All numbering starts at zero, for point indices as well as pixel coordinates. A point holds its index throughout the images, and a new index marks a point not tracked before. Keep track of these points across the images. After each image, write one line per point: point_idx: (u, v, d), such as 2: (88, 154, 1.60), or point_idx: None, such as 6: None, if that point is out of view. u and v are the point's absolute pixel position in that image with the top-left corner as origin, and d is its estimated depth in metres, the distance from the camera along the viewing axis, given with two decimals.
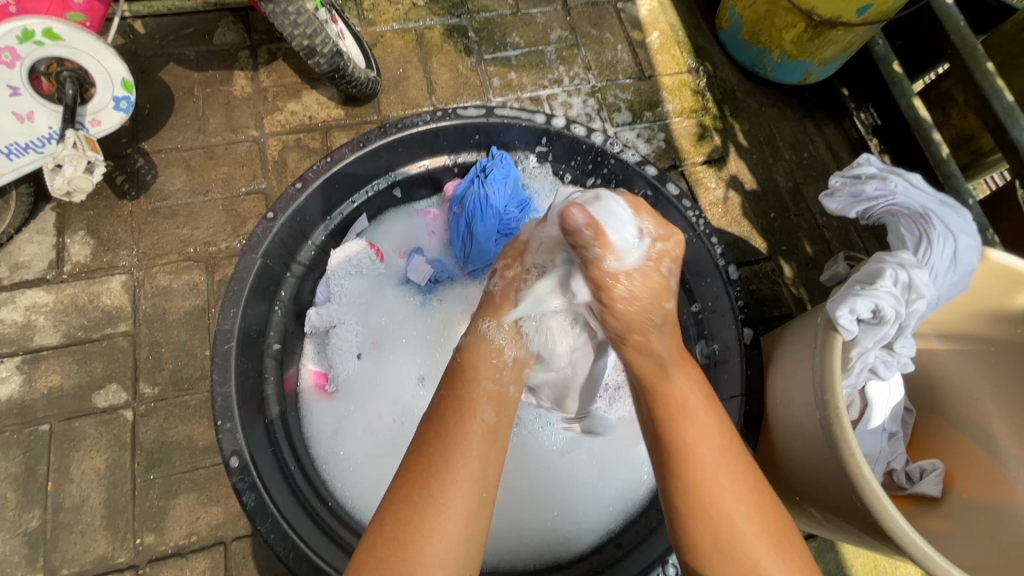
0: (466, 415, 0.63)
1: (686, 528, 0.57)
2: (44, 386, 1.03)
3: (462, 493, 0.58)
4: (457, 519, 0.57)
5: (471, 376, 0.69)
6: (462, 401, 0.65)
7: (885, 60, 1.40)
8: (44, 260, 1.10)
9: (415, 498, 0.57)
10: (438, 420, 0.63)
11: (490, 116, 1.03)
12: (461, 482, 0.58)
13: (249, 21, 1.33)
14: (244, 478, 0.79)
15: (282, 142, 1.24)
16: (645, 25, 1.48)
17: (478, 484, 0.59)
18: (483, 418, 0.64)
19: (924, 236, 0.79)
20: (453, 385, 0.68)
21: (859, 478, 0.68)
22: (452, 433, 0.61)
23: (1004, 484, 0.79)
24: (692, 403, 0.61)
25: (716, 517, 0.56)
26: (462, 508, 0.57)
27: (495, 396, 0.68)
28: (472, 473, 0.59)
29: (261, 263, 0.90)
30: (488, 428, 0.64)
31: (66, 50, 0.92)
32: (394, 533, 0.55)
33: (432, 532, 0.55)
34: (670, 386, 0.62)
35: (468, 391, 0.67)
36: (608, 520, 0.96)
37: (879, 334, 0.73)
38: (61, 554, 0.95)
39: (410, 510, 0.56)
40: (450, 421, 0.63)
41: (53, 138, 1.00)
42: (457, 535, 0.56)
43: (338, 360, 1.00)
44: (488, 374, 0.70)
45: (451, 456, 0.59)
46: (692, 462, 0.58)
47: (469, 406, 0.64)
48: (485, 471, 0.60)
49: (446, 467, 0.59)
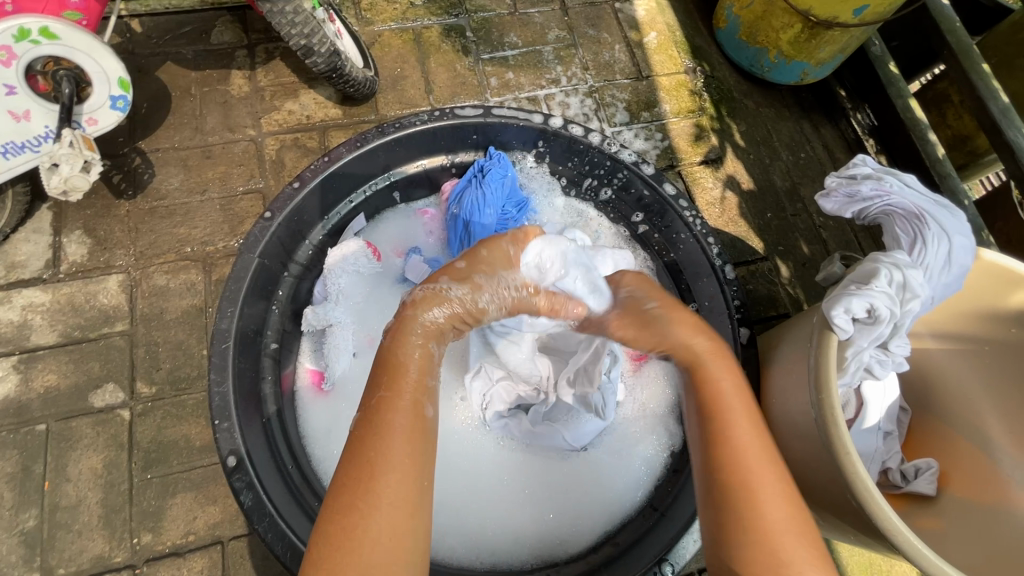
0: (392, 404, 0.61)
1: (716, 515, 0.59)
2: (40, 386, 1.03)
3: (395, 485, 0.56)
4: (398, 513, 0.55)
5: (401, 367, 0.65)
6: (395, 396, 0.61)
7: (882, 60, 1.42)
8: (41, 259, 1.10)
9: (358, 504, 0.54)
10: (363, 410, 0.60)
11: (488, 116, 1.04)
12: (399, 476, 0.56)
13: (246, 20, 1.33)
14: (242, 477, 0.79)
15: (279, 141, 1.24)
16: (643, 25, 1.48)
17: (412, 474, 0.57)
18: (422, 411, 0.62)
19: (920, 236, 0.79)
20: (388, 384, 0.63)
21: (854, 477, 0.68)
22: (388, 425, 0.59)
23: (998, 483, 0.79)
24: (731, 400, 0.65)
25: (745, 498, 0.58)
26: (403, 505, 0.55)
27: (428, 387, 0.64)
28: (404, 463, 0.57)
29: (258, 262, 0.90)
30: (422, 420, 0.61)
31: (62, 49, 0.92)
32: (342, 525, 0.54)
33: (376, 528, 0.53)
34: (711, 376, 0.68)
35: (398, 383, 0.63)
36: (605, 520, 0.96)
37: (874, 334, 0.73)
38: (58, 554, 0.95)
39: (353, 509, 0.54)
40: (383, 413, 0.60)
41: (50, 137, 1.00)
42: (403, 529, 0.54)
43: (334, 359, 0.99)
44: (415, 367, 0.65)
45: (381, 450, 0.57)
46: (729, 443, 0.62)
47: (395, 394, 0.62)
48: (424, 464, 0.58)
49: (383, 463, 0.56)
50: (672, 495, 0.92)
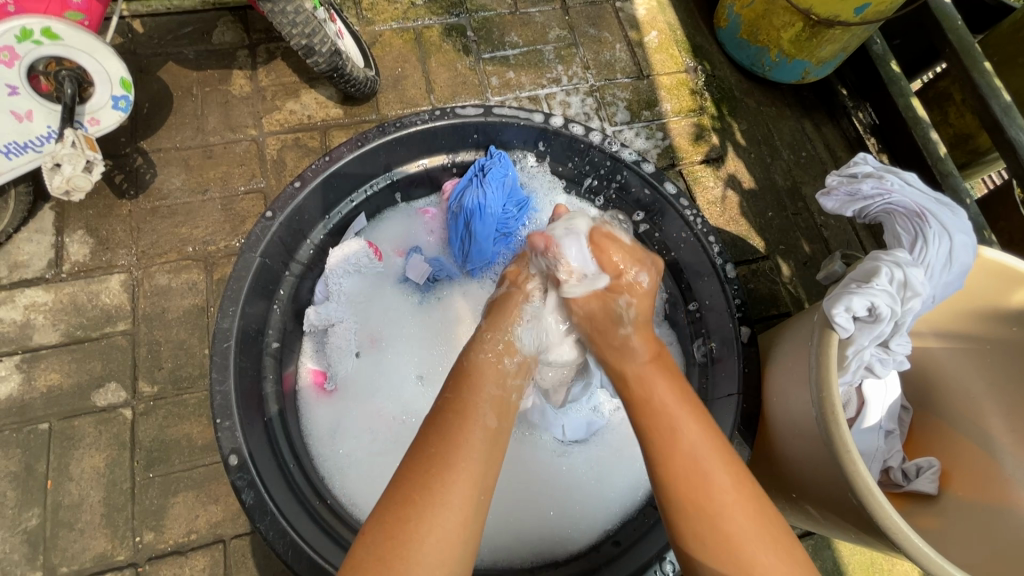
0: (468, 419, 0.64)
1: (682, 523, 0.61)
2: (43, 385, 1.03)
3: (460, 492, 0.59)
4: (454, 515, 0.57)
5: (473, 380, 0.69)
6: (462, 403, 0.66)
7: (884, 59, 1.41)
8: (43, 259, 1.10)
9: (416, 501, 0.57)
10: (439, 420, 0.64)
11: (489, 115, 1.04)
12: (460, 481, 0.59)
13: (247, 20, 1.33)
14: (243, 476, 0.79)
15: (280, 141, 1.25)
16: (644, 24, 1.48)
17: (477, 487, 0.60)
18: (484, 422, 0.65)
19: (920, 235, 0.79)
20: (455, 388, 0.68)
21: (854, 475, 0.68)
22: (454, 432, 0.62)
23: (999, 482, 0.79)
24: (679, 413, 0.66)
25: (709, 507, 0.60)
26: (459, 508, 0.58)
27: (496, 400, 0.69)
28: (471, 476, 0.60)
29: (260, 261, 0.90)
30: (490, 431, 0.65)
31: (64, 50, 0.92)
32: (400, 517, 0.56)
33: (430, 530, 0.56)
34: (657, 393, 0.68)
35: (470, 393, 0.67)
36: (604, 520, 0.96)
37: (874, 333, 0.73)
38: (61, 552, 0.95)
39: (411, 506, 0.57)
40: (453, 421, 0.64)
41: (52, 137, 1.00)
42: (455, 532, 0.57)
43: (337, 358, 1.00)
44: (488, 377, 0.70)
45: (454, 459, 0.60)
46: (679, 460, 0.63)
47: (471, 409, 0.65)
48: (484, 472, 0.61)
49: (447, 467, 0.59)
50: None
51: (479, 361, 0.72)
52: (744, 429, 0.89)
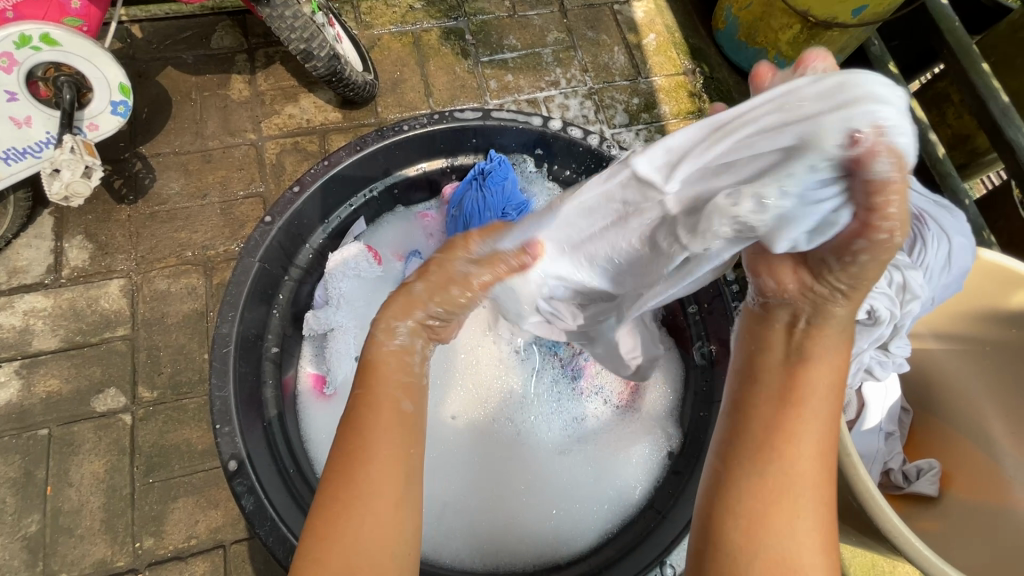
0: (380, 400, 0.58)
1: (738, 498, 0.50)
2: (42, 391, 1.03)
3: (384, 483, 0.53)
4: (383, 507, 0.52)
5: (385, 364, 0.60)
6: (380, 383, 0.59)
7: (882, 60, 1.39)
8: (43, 264, 1.10)
9: (343, 493, 0.52)
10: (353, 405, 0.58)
11: (487, 119, 1.04)
12: (382, 472, 0.53)
13: (246, 25, 1.34)
14: (243, 481, 0.79)
15: (280, 145, 1.25)
16: (642, 26, 1.49)
17: (403, 470, 0.55)
18: (397, 405, 0.58)
19: (919, 237, 0.79)
20: (366, 371, 0.60)
21: (856, 480, 0.68)
22: (374, 412, 0.57)
23: (1000, 484, 0.79)
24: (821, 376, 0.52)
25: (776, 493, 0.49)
26: (387, 505, 0.52)
27: (411, 380, 0.61)
28: (393, 461, 0.54)
29: (259, 267, 0.90)
30: (406, 414, 0.58)
31: (62, 56, 0.92)
32: (326, 531, 0.51)
33: (359, 526, 0.51)
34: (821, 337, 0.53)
35: (379, 375, 0.60)
36: (606, 521, 0.96)
37: (874, 335, 0.74)
38: (61, 558, 0.95)
39: (340, 499, 0.52)
40: (362, 411, 0.57)
41: (51, 142, 1.00)
42: (390, 519, 0.52)
43: (336, 364, 0.99)
44: (399, 362, 0.61)
45: (370, 444, 0.55)
46: (787, 441, 0.50)
47: (381, 388, 0.59)
48: (403, 457, 0.55)
49: (367, 454, 0.54)
50: (674, 497, 0.92)
51: (393, 342, 0.61)
52: None
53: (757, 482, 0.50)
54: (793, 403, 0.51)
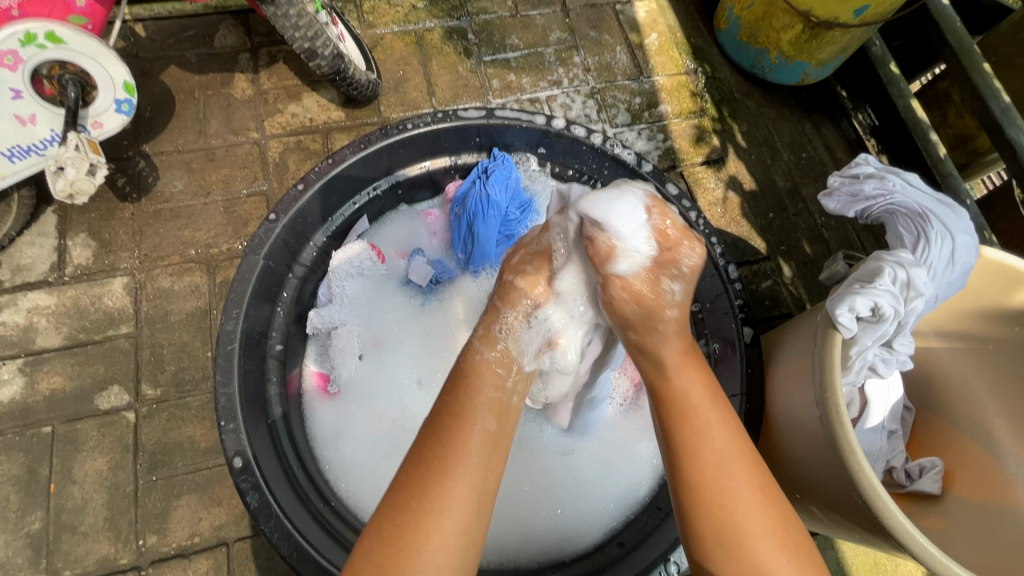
0: (466, 421, 0.63)
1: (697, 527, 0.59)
2: (46, 388, 1.03)
3: (459, 496, 0.58)
4: (454, 524, 0.56)
5: (472, 381, 0.68)
6: (460, 409, 0.65)
7: (882, 61, 1.41)
8: (46, 262, 1.10)
9: (414, 505, 0.56)
10: (437, 426, 0.63)
11: (491, 118, 1.05)
12: (460, 488, 0.58)
13: (249, 24, 1.34)
14: (248, 478, 0.79)
15: (283, 144, 1.25)
16: (644, 26, 1.49)
17: (477, 491, 0.59)
18: (483, 426, 0.64)
19: (923, 235, 0.79)
20: (454, 394, 0.67)
21: (859, 475, 0.68)
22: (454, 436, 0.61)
23: (1002, 482, 0.79)
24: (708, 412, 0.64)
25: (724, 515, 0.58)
26: (456, 523, 0.56)
27: (494, 405, 0.67)
28: (470, 478, 0.59)
29: (264, 264, 0.91)
30: (488, 434, 0.64)
31: (65, 53, 0.92)
32: (391, 539, 0.54)
33: (428, 540, 0.55)
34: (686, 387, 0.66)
35: (465, 396, 0.66)
36: (611, 519, 0.96)
37: (878, 333, 0.74)
38: (64, 555, 0.95)
39: (408, 513, 0.56)
40: (449, 426, 0.63)
41: (55, 140, 1.00)
42: (458, 538, 0.56)
43: (340, 361, 1.00)
44: (487, 381, 0.69)
45: (452, 463, 0.59)
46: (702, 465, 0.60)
47: (468, 412, 0.64)
48: (484, 476, 0.60)
49: (445, 472, 0.59)
50: None
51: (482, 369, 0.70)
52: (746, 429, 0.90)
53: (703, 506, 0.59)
54: (692, 431, 0.63)
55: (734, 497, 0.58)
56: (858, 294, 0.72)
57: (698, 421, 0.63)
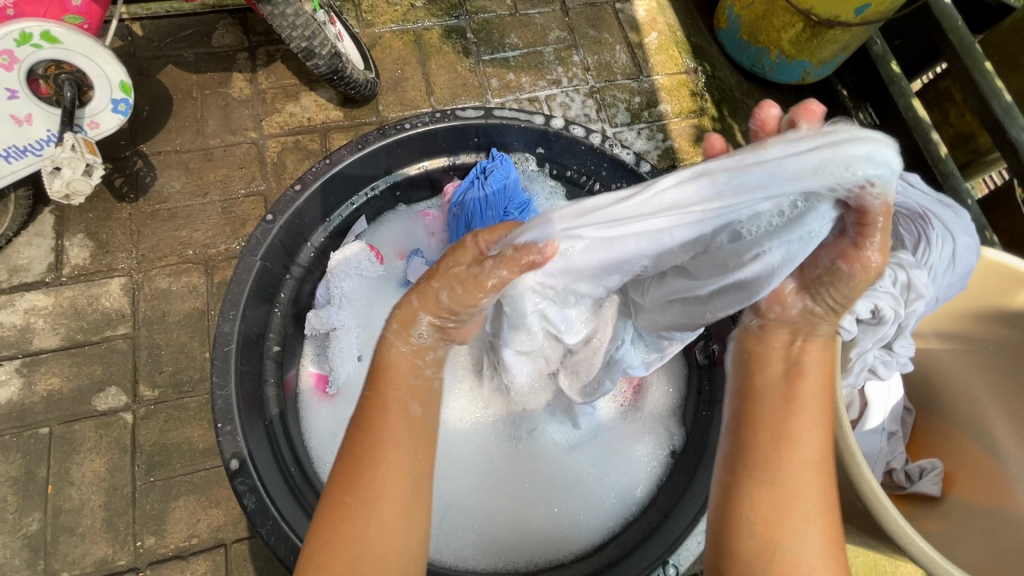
0: (388, 408, 0.60)
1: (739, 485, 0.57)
2: (43, 389, 1.03)
3: (392, 485, 0.56)
4: (387, 511, 0.55)
5: (390, 362, 0.63)
6: (382, 395, 0.61)
7: (884, 59, 1.41)
8: (43, 263, 1.10)
9: (349, 499, 0.55)
10: (361, 416, 0.60)
11: (490, 117, 1.04)
12: (389, 480, 0.56)
13: (247, 23, 1.33)
14: (244, 481, 0.79)
15: (281, 144, 1.24)
16: (643, 25, 1.48)
17: (409, 477, 0.57)
18: (405, 412, 0.60)
19: (924, 237, 0.78)
20: (374, 383, 0.62)
21: (860, 479, 0.67)
22: (375, 426, 0.58)
23: (1003, 484, 0.79)
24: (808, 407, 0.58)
25: (782, 478, 0.55)
26: (392, 510, 0.55)
27: (416, 386, 0.62)
28: (399, 467, 0.57)
29: (260, 265, 0.90)
30: (413, 419, 0.60)
31: (62, 53, 0.92)
32: (332, 537, 0.54)
33: (366, 532, 0.54)
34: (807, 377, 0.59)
35: (388, 385, 0.61)
36: (608, 519, 0.96)
37: (878, 334, 0.73)
38: (62, 557, 0.95)
39: (347, 509, 0.55)
40: (370, 418, 0.59)
41: (52, 141, 1.00)
42: (395, 526, 0.55)
43: (339, 362, 0.99)
44: (403, 370, 0.63)
45: (378, 451, 0.57)
46: (780, 435, 0.57)
47: (392, 399, 0.60)
48: (415, 461, 0.58)
49: (372, 462, 0.56)
50: (676, 497, 0.91)
51: (393, 353, 0.63)
52: None
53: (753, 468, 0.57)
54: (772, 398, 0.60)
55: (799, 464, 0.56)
56: (861, 298, 0.71)
57: (800, 406, 0.58)
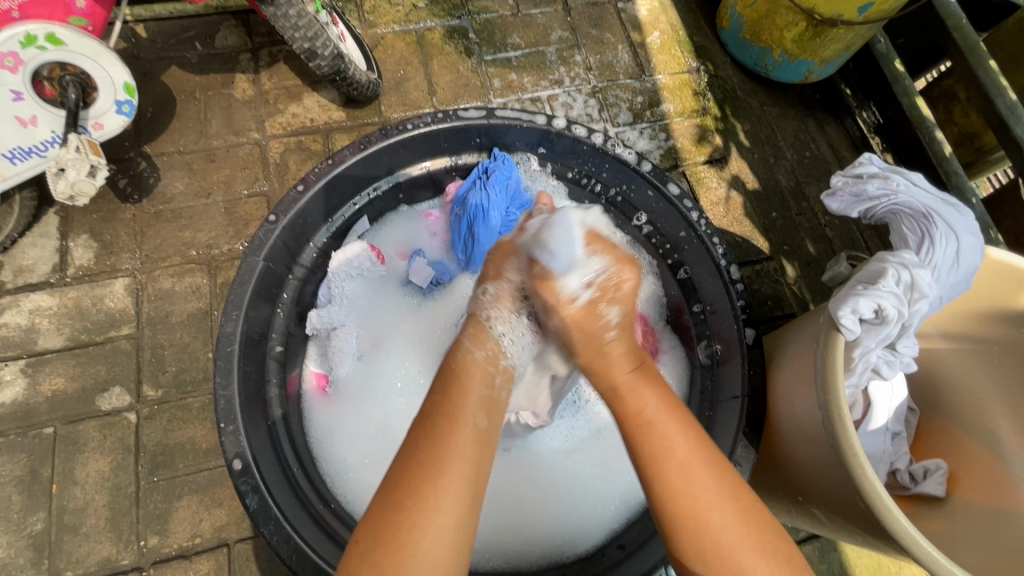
0: (457, 419, 0.63)
1: (675, 541, 0.61)
2: (48, 389, 1.03)
3: (452, 496, 0.57)
4: (448, 523, 0.56)
5: (461, 381, 0.67)
6: (452, 407, 0.64)
7: (888, 59, 1.40)
8: (48, 264, 1.10)
9: (408, 504, 0.56)
10: (429, 423, 0.62)
11: (492, 117, 1.03)
12: (453, 487, 0.58)
13: (249, 24, 1.34)
14: (247, 480, 0.79)
15: (284, 144, 1.25)
16: (645, 25, 1.48)
17: (469, 488, 0.59)
18: (473, 422, 0.63)
19: (927, 236, 0.78)
20: (443, 390, 0.66)
21: (862, 480, 0.68)
22: (444, 435, 0.61)
23: (1007, 485, 0.78)
24: (663, 420, 0.65)
25: (692, 513, 0.60)
26: (450, 521, 0.56)
27: (485, 399, 0.67)
28: (464, 477, 0.59)
29: (263, 265, 0.90)
30: (480, 431, 0.63)
31: (67, 55, 0.92)
32: (390, 543, 0.55)
33: (423, 539, 0.55)
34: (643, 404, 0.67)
35: (460, 395, 0.66)
36: (611, 521, 0.96)
37: (881, 334, 0.73)
38: (66, 556, 0.95)
39: (404, 511, 0.56)
40: (440, 425, 0.62)
41: (56, 142, 1.00)
42: (451, 535, 0.56)
43: (338, 362, 1.00)
44: (476, 378, 0.68)
45: (444, 461, 0.59)
46: (667, 468, 0.62)
47: (460, 410, 0.64)
48: (478, 474, 0.60)
49: (441, 468, 0.58)
50: None
51: (466, 359, 0.70)
52: (748, 432, 0.88)
53: (677, 521, 0.60)
54: (642, 423, 0.65)
55: (700, 495, 0.60)
56: (864, 297, 0.71)
57: (654, 430, 0.64)
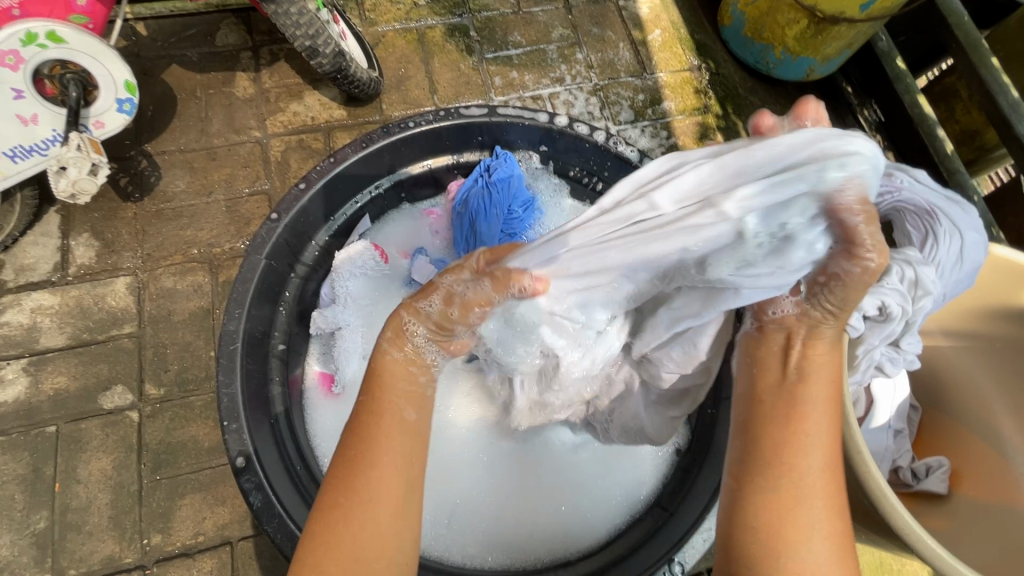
0: (385, 411, 0.60)
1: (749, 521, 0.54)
2: (50, 388, 1.03)
3: (385, 489, 0.56)
4: (385, 515, 0.56)
5: (388, 369, 0.63)
6: (377, 400, 0.61)
7: (889, 56, 1.40)
8: (49, 262, 1.10)
9: (343, 501, 0.56)
10: (358, 416, 0.60)
11: (493, 115, 1.03)
12: (386, 480, 0.57)
13: (250, 22, 1.33)
14: (250, 478, 0.79)
15: (285, 143, 1.25)
16: (647, 23, 1.48)
17: (405, 478, 0.58)
18: (404, 413, 0.61)
19: (930, 232, 0.77)
20: (368, 389, 0.62)
21: (866, 477, 0.67)
22: (374, 428, 0.59)
23: (1011, 482, 0.78)
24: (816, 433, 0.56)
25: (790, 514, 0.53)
26: (387, 510, 0.56)
27: (416, 390, 0.64)
28: (396, 469, 0.58)
29: (265, 263, 0.90)
30: (411, 422, 0.61)
31: (67, 53, 0.92)
32: (322, 538, 0.54)
33: (357, 532, 0.54)
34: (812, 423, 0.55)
35: (385, 385, 0.62)
36: (613, 517, 0.97)
37: (885, 331, 0.73)
38: (69, 554, 0.95)
39: (337, 509, 0.55)
40: (365, 420, 0.60)
41: (57, 140, 1.00)
42: (393, 526, 0.56)
43: (344, 361, 1.00)
44: (406, 369, 0.64)
45: (375, 455, 0.57)
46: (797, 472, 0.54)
47: (387, 403, 0.61)
48: (412, 463, 0.59)
49: (368, 464, 0.57)
50: (681, 495, 0.91)
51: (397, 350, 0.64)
52: None
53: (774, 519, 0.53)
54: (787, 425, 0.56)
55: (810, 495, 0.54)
56: (871, 297, 0.71)
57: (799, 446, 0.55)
